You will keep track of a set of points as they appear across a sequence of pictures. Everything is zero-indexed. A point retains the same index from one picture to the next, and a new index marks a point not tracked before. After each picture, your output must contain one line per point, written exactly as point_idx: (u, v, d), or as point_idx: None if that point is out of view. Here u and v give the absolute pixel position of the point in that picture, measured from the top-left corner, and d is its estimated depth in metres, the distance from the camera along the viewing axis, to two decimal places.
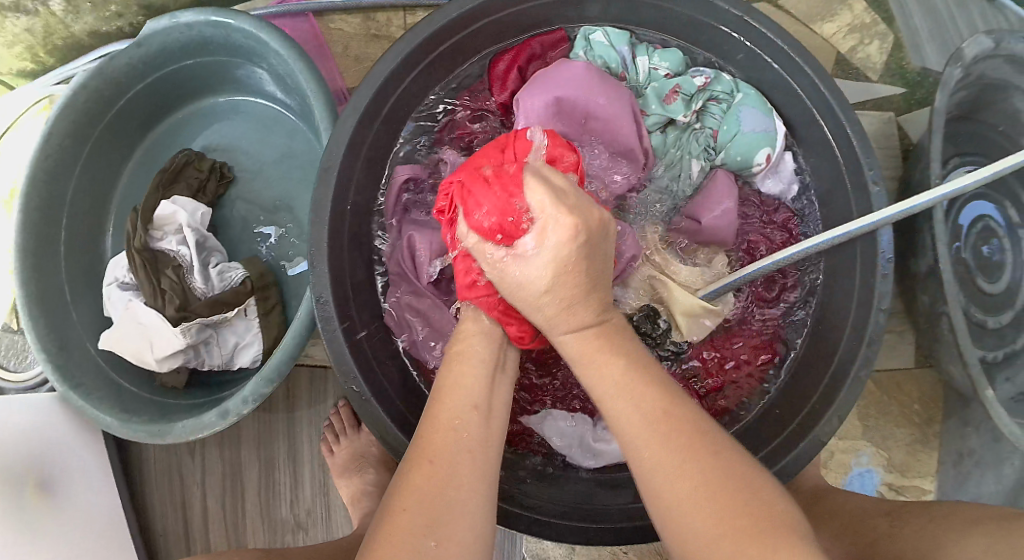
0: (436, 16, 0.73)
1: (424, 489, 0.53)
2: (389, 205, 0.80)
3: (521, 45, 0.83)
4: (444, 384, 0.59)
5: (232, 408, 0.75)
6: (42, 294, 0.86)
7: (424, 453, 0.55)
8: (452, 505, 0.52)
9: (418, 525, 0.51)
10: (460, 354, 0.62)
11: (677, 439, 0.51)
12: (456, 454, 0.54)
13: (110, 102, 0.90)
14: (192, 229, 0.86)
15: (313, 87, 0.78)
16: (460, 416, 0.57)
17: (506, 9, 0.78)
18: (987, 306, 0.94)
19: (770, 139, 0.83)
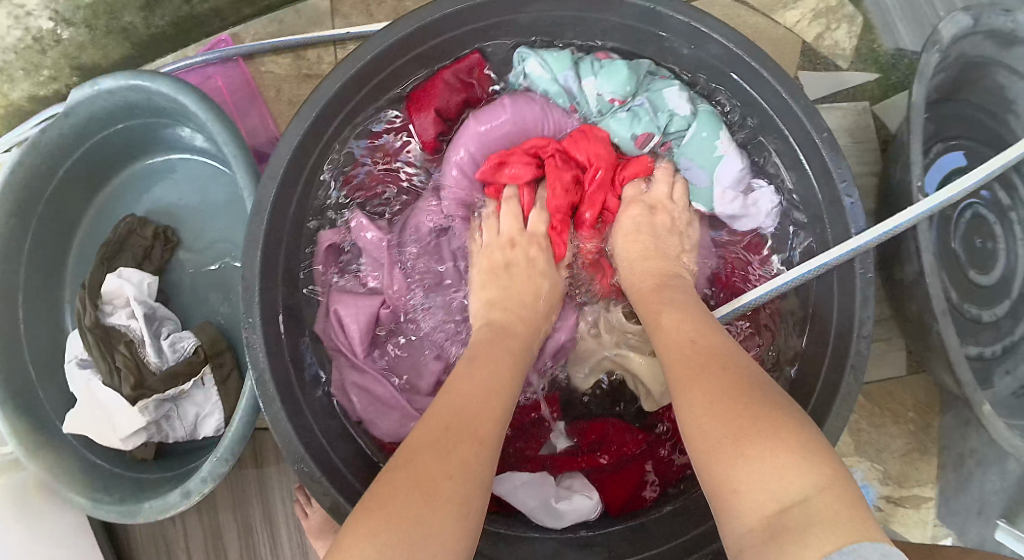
0: (353, 59, 0.69)
1: (421, 484, 0.48)
2: (319, 270, 0.79)
3: (434, 80, 0.78)
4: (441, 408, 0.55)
5: (192, 489, 0.74)
6: (5, 375, 0.85)
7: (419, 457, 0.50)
8: (453, 501, 0.48)
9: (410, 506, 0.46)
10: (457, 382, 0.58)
11: (699, 359, 0.54)
12: (458, 467, 0.50)
13: (48, 174, 0.87)
14: (140, 302, 0.84)
15: (232, 150, 0.75)
16: (463, 440, 0.52)
17: (431, 42, 0.73)
18: (983, 300, 0.88)
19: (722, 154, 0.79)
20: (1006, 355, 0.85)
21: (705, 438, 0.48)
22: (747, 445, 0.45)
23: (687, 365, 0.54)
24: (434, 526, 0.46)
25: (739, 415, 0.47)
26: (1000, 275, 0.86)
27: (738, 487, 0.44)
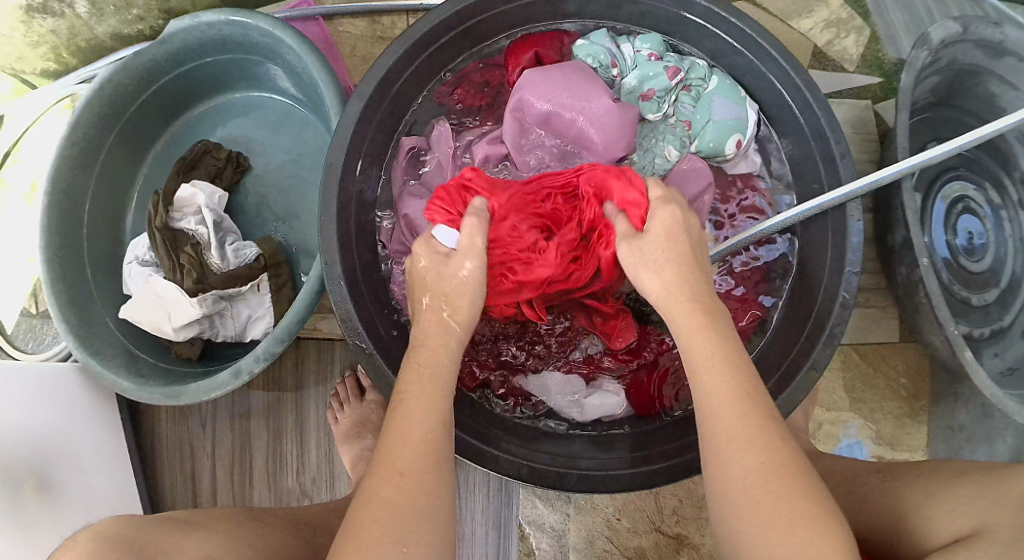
0: (436, 13, 0.79)
1: (392, 497, 0.52)
2: (399, 172, 0.88)
3: (548, 34, 0.88)
4: (410, 397, 0.58)
5: (245, 366, 0.78)
6: (63, 271, 0.90)
7: (392, 465, 0.54)
8: (418, 509, 0.52)
9: (388, 528, 0.51)
10: (427, 358, 0.61)
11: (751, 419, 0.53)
12: (423, 467, 0.54)
13: (135, 95, 0.95)
14: (210, 210, 0.92)
15: (327, 82, 0.85)
16: (431, 431, 0.56)
17: (481, 15, 0.82)
18: (973, 284, 0.98)
19: (740, 126, 0.84)
20: (994, 337, 0.96)
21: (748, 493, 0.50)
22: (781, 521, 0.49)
23: (704, 387, 0.55)
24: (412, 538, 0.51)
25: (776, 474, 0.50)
26: (989, 264, 0.97)
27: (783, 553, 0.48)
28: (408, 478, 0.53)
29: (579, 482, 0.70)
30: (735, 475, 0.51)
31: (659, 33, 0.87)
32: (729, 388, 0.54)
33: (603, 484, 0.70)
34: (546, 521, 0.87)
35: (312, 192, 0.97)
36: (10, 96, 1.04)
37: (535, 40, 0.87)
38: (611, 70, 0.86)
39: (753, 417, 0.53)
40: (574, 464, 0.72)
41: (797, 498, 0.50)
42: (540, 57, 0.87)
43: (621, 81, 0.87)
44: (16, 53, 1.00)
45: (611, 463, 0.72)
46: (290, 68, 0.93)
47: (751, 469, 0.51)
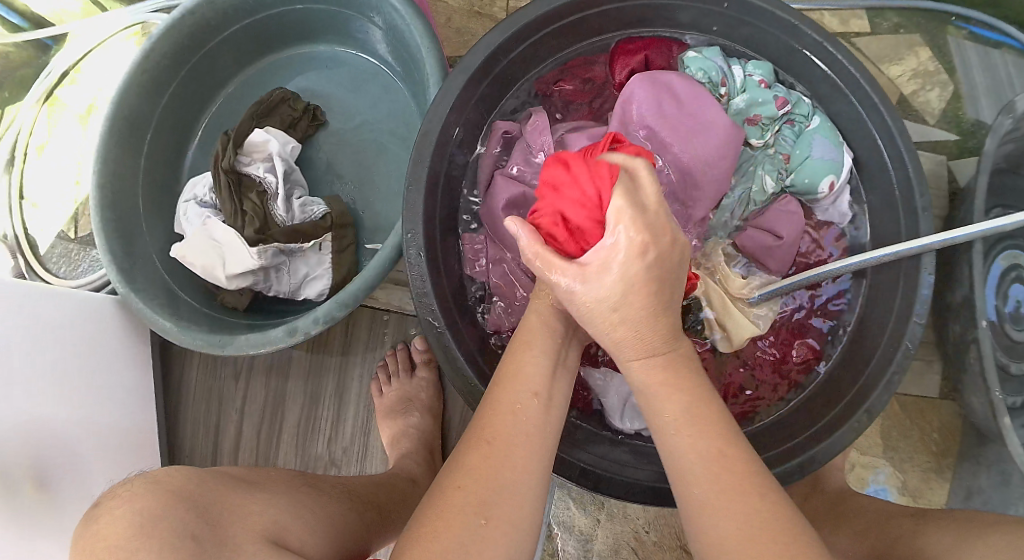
0: None
1: (478, 468, 0.55)
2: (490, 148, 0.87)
3: (658, 37, 0.90)
4: (506, 370, 0.61)
5: (301, 327, 0.76)
6: (115, 201, 0.87)
7: (481, 434, 0.57)
8: (506, 484, 0.55)
9: (469, 501, 0.53)
10: (526, 341, 0.64)
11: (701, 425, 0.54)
12: (512, 438, 0.56)
13: (217, 31, 0.92)
14: (282, 159, 0.89)
15: (426, 45, 0.83)
16: (520, 400, 0.59)
17: (597, 7, 0.82)
18: (1015, 353, 0.97)
19: (836, 168, 0.86)
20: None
21: (717, 504, 0.51)
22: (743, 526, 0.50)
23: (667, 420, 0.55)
24: (499, 506, 0.54)
25: (743, 483, 0.52)
26: None
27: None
28: (497, 469, 0.55)
29: (613, 487, 0.69)
30: (689, 482, 0.53)
31: (770, 60, 0.88)
32: (679, 405, 0.55)
33: (635, 494, 0.69)
34: (575, 524, 0.88)
35: (382, 156, 0.95)
36: (78, 15, 1.06)
37: (647, 45, 0.89)
38: (720, 89, 0.87)
39: (726, 450, 0.53)
40: (608, 467, 0.71)
41: (769, 522, 0.50)
42: (649, 61, 0.89)
43: (727, 101, 0.88)
44: None
45: (643, 474, 0.71)
46: (389, 27, 0.89)
47: (708, 486, 0.52)
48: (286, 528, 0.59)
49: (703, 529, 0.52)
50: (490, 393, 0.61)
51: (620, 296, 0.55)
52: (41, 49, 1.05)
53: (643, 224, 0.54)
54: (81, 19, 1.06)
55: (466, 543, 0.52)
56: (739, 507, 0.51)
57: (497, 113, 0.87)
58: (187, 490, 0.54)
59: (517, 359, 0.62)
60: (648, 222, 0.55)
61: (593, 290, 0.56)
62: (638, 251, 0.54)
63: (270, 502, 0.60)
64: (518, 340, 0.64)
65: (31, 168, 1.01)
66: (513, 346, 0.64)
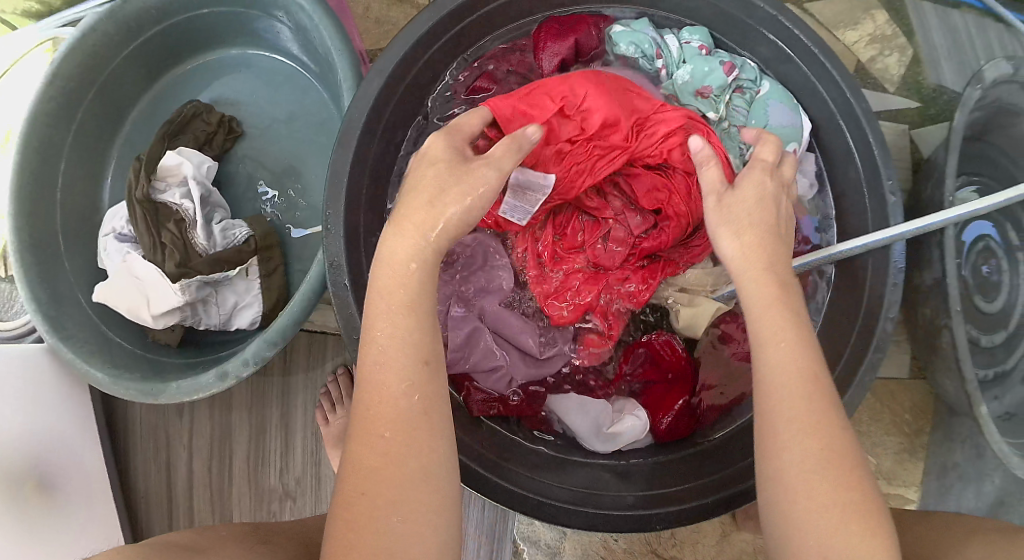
0: None
1: (378, 466, 0.48)
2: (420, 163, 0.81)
3: (580, 15, 0.83)
4: (376, 350, 0.51)
5: (230, 370, 0.71)
6: (34, 241, 0.80)
7: (366, 429, 0.50)
8: (413, 473, 0.48)
9: (379, 501, 0.48)
10: (404, 299, 0.53)
11: (800, 399, 0.49)
12: (405, 430, 0.49)
13: (119, 48, 0.84)
14: (197, 182, 0.83)
15: (337, 44, 0.77)
16: (406, 380, 0.50)
17: None
18: (986, 326, 0.94)
19: (798, 134, 0.79)
20: (995, 381, 0.92)
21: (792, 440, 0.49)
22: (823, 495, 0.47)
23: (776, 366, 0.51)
24: (412, 500, 0.48)
25: (825, 425, 0.49)
26: (1002, 305, 0.93)
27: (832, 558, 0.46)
28: (394, 479, 0.48)
29: (594, 520, 0.66)
30: (780, 455, 0.49)
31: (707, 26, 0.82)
32: (797, 366, 0.50)
33: (620, 523, 0.65)
34: (541, 538, 0.85)
35: (313, 168, 0.89)
36: None
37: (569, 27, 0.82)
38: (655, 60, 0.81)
39: (820, 401, 0.49)
40: (590, 500, 0.67)
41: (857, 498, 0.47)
42: (577, 44, 0.81)
43: (665, 72, 0.82)
44: None
45: (624, 501, 0.67)
46: (297, 27, 0.83)
47: (806, 463, 0.48)
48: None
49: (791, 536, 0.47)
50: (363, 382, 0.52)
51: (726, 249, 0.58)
52: None
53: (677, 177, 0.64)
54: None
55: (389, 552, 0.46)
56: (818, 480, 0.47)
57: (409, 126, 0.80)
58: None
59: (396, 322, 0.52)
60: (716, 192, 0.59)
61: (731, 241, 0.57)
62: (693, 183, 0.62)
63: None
64: (375, 288, 0.54)
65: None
66: (378, 284, 0.54)
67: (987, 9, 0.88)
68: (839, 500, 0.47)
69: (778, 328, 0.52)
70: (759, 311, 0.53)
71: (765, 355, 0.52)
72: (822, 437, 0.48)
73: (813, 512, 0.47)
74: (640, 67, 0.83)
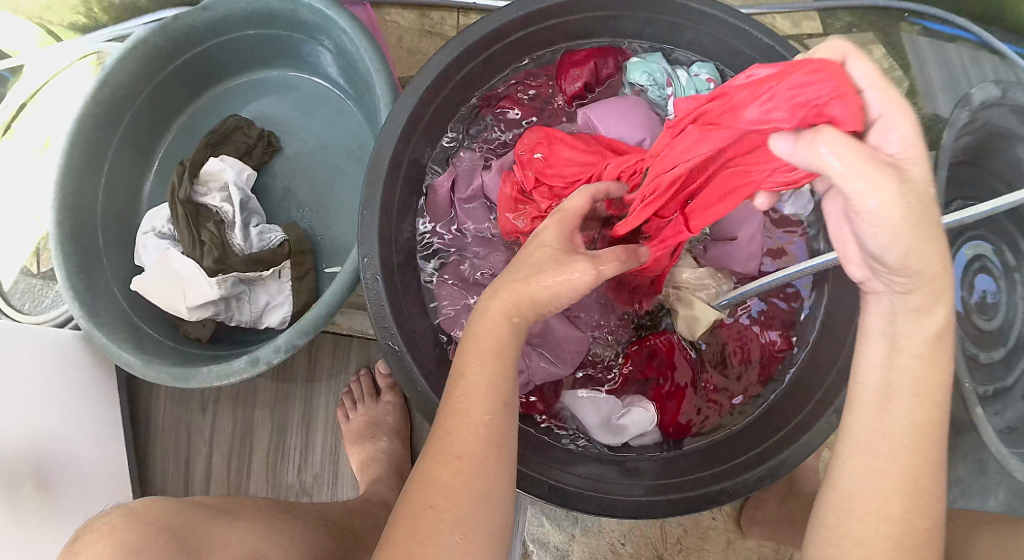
0: (491, 18, 0.78)
1: (449, 485, 0.51)
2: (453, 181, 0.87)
3: (601, 48, 0.88)
4: (464, 379, 0.54)
5: (262, 355, 0.74)
6: (75, 232, 0.84)
7: (446, 449, 0.52)
8: (479, 503, 0.51)
9: (444, 521, 0.50)
10: (491, 345, 0.55)
11: (911, 457, 0.48)
12: (481, 459, 0.52)
13: (167, 61, 0.90)
14: (238, 188, 0.88)
15: (377, 65, 0.83)
16: (488, 413, 0.53)
17: (541, 23, 0.82)
18: (984, 342, 0.97)
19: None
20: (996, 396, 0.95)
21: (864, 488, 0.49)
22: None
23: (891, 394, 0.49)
24: (476, 520, 0.51)
25: (917, 484, 0.48)
26: (1000, 324, 0.96)
27: None
28: (461, 497, 0.51)
29: (608, 506, 0.67)
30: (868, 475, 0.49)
31: (715, 62, 0.87)
32: (920, 417, 0.49)
33: (634, 510, 0.67)
34: (549, 539, 0.86)
35: (343, 179, 0.95)
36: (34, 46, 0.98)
37: (593, 53, 0.88)
38: (665, 89, 0.86)
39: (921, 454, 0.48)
40: (605, 488, 0.69)
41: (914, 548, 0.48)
42: (597, 69, 0.88)
43: (675, 102, 0.86)
44: (46, 3, 0.95)
45: (637, 489, 0.69)
46: (340, 50, 0.89)
47: (885, 498, 0.48)
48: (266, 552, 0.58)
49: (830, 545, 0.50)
50: (446, 412, 0.54)
51: (911, 242, 0.45)
52: None
53: (884, 163, 0.44)
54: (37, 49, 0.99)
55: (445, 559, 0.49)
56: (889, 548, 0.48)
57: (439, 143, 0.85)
58: (164, 522, 0.52)
59: (490, 361, 0.55)
60: (885, 159, 0.44)
61: (877, 237, 0.46)
62: (891, 180, 0.43)
63: (250, 530, 0.58)
64: (467, 343, 0.57)
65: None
66: (479, 331, 0.57)
67: (983, 42, 0.97)
68: (902, 547, 0.48)
69: (921, 343, 0.48)
70: (885, 346, 0.50)
71: (889, 401, 0.49)
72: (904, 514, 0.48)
73: (865, 533, 0.49)
74: (649, 94, 0.88)
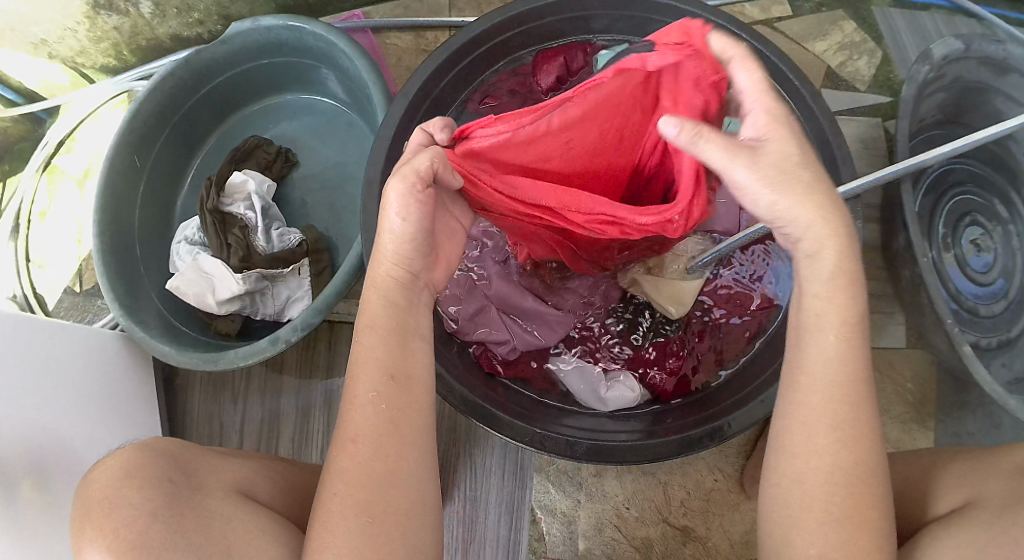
0: (464, 31, 0.87)
1: (350, 470, 0.58)
2: None
3: (573, 45, 0.96)
4: (359, 363, 0.60)
5: (282, 335, 0.80)
6: (114, 245, 0.94)
7: (345, 435, 0.59)
8: (382, 476, 0.58)
9: (347, 506, 0.57)
10: (372, 326, 0.60)
11: (851, 405, 0.55)
12: (376, 438, 0.58)
13: (192, 90, 1.00)
14: (259, 196, 0.96)
15: (371, 77, 0.91)
16: (376, 391, 0.59)
17: (515, 28, 0.90)
18: (981, 295, 0.99)
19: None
20: (1000, 348, 0.96)
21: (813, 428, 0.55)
22: (837, 481, 0.54)
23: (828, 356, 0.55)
24: (384, 500, 0.57)
25: (847, 429, 0.55)
26: (998, 275, 0.97)
27: (815, 512, 0.54)
28: (359, 483, 0.57)
29: (598, 453, 0.71)
30: (811, 435, 0.55)
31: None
32: (840, 368, 0.55)
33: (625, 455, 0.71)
34: (557, 507, 0.90)
35: (349, 187, 1.04)
36: (67, 86, 1.11)
37: (563, 51, 0.95)
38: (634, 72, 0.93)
39: (848, 404, 0.55)
40: (597, 436, 0.73)
41: (863, 477, 0.54)
42: (567, 63, 0.95)
43: None
44: (79, 48, 1.07)
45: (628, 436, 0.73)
46: (343, 73, 0.99)
47: (831, 448, 0.55)
48: (255, 484, 0.67)
49: (793, 497, 0.55)
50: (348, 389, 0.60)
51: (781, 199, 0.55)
52: (36, 122, 1.07)
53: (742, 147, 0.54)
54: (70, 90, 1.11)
55: (348, 544, 0.56)
56: (833, 476, 0.54)
57: None
58: (163, 452, 0.63)
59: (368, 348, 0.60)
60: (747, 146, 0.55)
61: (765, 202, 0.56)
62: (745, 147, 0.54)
63: (246, 466, 0.69)
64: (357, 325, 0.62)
65: (36, 233, 1.07)
66: (361, 316, 0.62)
67: (958, 7, 1.04)
68: (851, 490, 0.54)
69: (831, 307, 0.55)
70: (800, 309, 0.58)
71: (808, 357, 0.56)
72: (848, 441, 0.55)
73: (821, 478, 0.54)
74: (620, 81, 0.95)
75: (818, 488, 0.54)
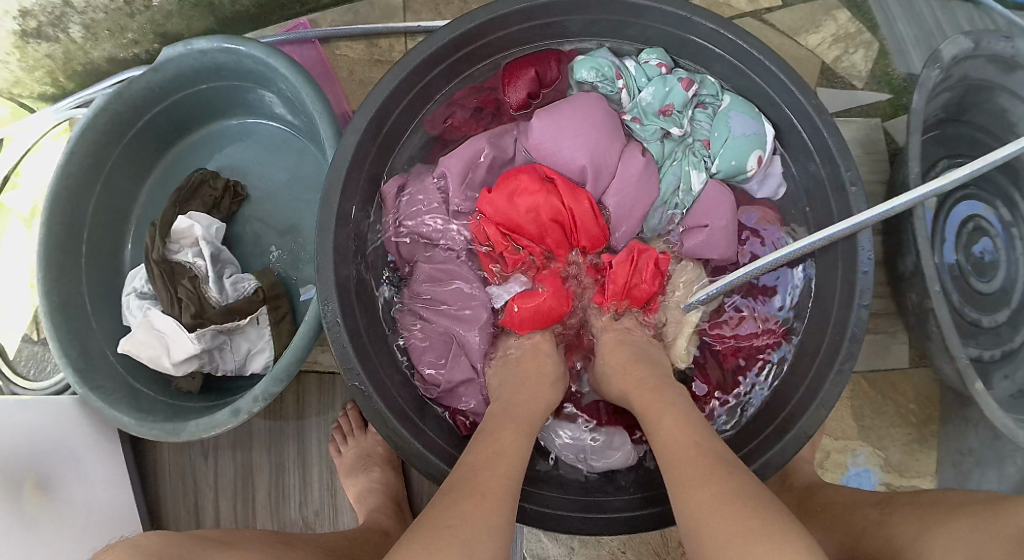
0: (432, 40, 0.77)
1: (465, 514, 0.53)
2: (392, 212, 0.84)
3: (544, 52, 0.86)
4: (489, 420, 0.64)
5: (243, 407, 0.76)
6: (62, 303, 0.87)
7: (468, 485, 0.56)
8: (488, 520, 0.53)
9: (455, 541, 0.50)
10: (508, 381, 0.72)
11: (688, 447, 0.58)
12: (499, 491, 0.55)
13: (129, 124, 0.91)
14: (208, 242, 0.88)
15: (318, 106, 0.82)
16: (509, 454, 0.60)
17: (482, 40, 0.80)
18: (984, 306, 0.94)
19: (760, 141, 0.82)
20: (1004, 360, 0.91)
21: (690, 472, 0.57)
22: (721, 505, 0.52)
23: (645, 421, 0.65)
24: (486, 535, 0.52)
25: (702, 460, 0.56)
26: (1000, 284, 0.93)
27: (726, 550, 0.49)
28: (471, 524, 0.52)
29: (591, 526, 0.69)
30: (688, 479, 0.55)
31: (663, 46, 0.85)
32: (680, 431, 0.60)
33: (620, 528, 0.69)
34: (549, 555, 0.86)
35: (308, 221, 0.95)
36: (7, 118, 1.03)
37: (534, 60, 0.86)
38: (616, 81, 0.85)
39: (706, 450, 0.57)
40: (591, 507, 0.71)
41: (748, 504, 0.51)
42: (539, 75, 0.86)
43: (629, 94, 0.86)
44: (12, 80, 0.99)
45: (622, 505, 0.70)
46: (285, 98, 0.90)
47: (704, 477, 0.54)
48: None
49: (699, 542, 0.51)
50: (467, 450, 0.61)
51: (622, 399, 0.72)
52: None
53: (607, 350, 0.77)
54: (11, 123, 1.03)
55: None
56: (720, 499, 0.52)
57: (394, 168, 0.84)
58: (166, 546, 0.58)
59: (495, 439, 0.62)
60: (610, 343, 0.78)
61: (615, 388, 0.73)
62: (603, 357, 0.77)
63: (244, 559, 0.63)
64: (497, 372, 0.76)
65: None
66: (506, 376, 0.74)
67: None
68: (738, 515, 0.50)
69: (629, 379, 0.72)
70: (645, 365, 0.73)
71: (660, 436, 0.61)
72: (714, 471, 0.54)
73: (708, 510, 0.52)
74: (600, 90, 0.86)
75: (709, 508, 0.52)
